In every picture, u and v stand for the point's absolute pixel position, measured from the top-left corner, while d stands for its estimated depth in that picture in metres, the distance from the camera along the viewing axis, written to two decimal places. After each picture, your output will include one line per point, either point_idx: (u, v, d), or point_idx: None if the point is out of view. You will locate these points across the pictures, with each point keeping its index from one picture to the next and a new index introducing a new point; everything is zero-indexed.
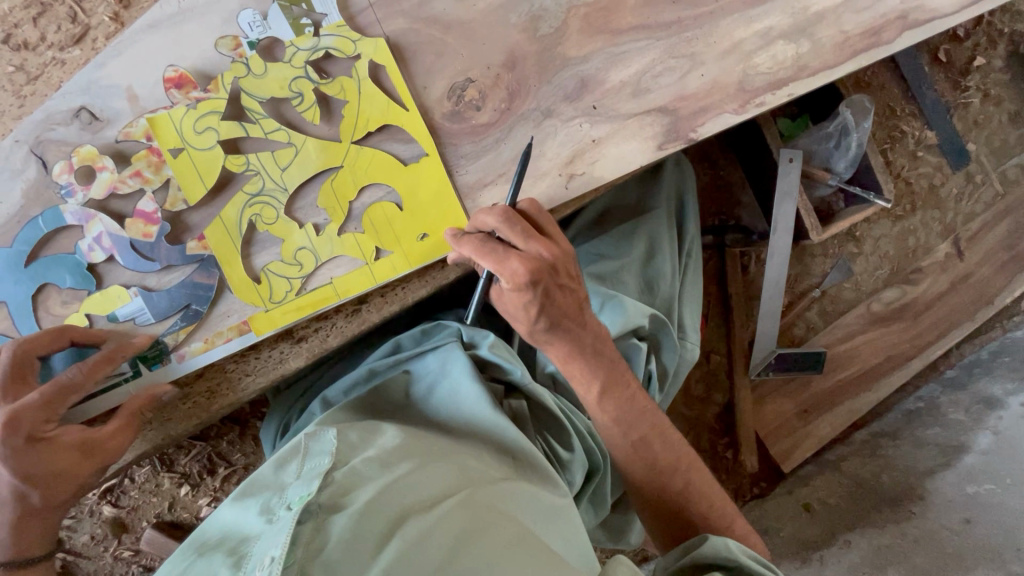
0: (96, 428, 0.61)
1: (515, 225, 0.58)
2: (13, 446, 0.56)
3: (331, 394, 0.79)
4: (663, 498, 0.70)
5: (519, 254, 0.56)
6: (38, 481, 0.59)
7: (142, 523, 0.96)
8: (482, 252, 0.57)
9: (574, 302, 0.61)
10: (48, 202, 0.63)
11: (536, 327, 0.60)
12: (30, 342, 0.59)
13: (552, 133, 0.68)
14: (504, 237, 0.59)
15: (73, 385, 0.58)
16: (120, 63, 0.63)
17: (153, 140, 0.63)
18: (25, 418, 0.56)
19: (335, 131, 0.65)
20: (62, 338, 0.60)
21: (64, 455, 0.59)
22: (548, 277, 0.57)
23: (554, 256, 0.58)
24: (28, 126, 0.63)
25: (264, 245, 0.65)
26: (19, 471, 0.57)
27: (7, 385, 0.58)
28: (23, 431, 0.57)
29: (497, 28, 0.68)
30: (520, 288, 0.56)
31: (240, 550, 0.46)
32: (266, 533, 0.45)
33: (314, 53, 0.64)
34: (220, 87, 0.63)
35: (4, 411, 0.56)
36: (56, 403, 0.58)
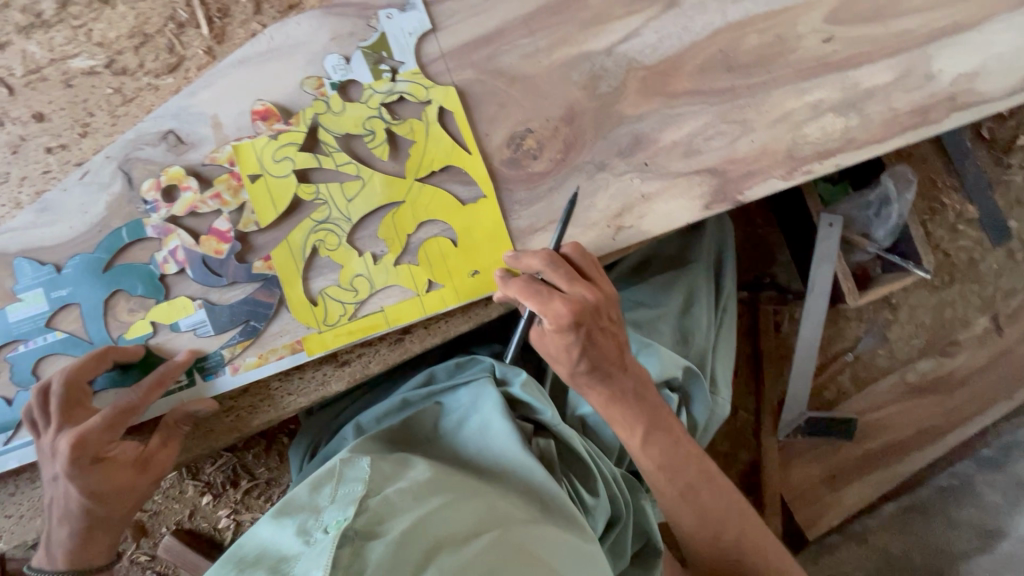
0: (150, 441, 0.65)
1: (559, 269, 0.62)
2: (80, 466, 0.60)
3: (364, 422, 0.80)
4: (719, 551, 0.69)
5: (562, 296, 0.61)
6: (103, 496, 0.62)
7: (162, 529, 0.98)
8: (526, 292, 0.61)
9: (614, 344, 0.65)
10: (131, 215, 0.67)
11: (577, 370, 0.64)
12: (78, 367, 0.62)
13: (604, 185, 0.71)
14: (548, 279, 0.63)
15: (136, 407, 0.62)
16: (210, 92, 0.68)
17: (235, 164, 0.67)
18: (90, 438, 0.60)
19: (400, 168, 0.69)
20: (105, 363, 0.63)
21: (124, 469, 0.63)
22: (590, 320, 0.62)
23: (596, 299, 0.63)
24: (121, 144, 0.68)
25: (323, 270, 0.68)
26: (86, 488, 0.61)
27: (66, 409, 0.61)
28: (90, 452, 0.60)
29: (560, 84, 0.72)
30: (561, 329, 0.61)
31: (279, 568, 0.47)
32: (308, 553, 0.47)
33: (389, 96, 0.69)
34: (301, 121, 0.68)
35: (71, 434, 0.59)
36: (120, 423, 0.61)
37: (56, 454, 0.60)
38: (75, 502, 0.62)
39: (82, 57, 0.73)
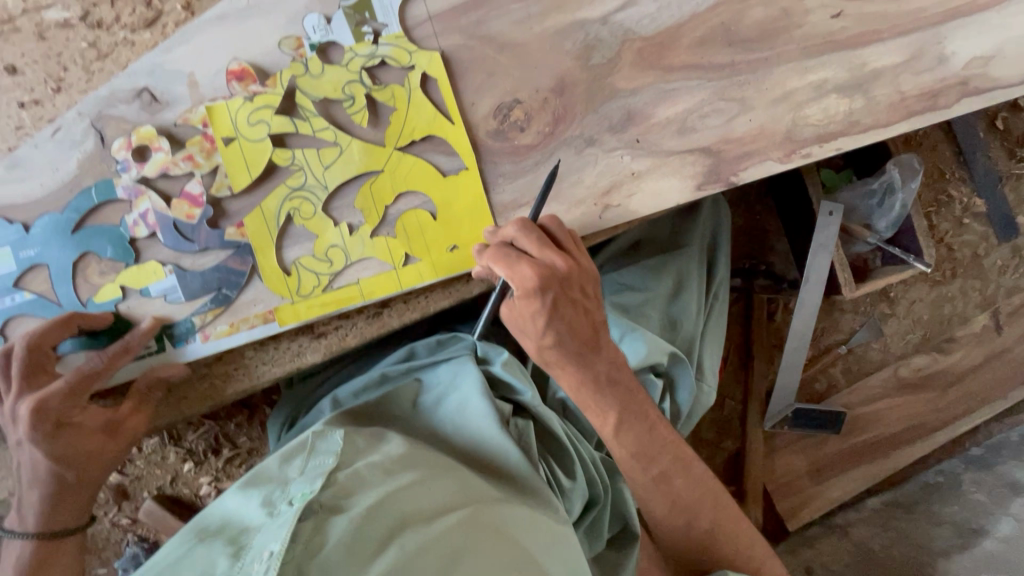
0: (118, 406, 0.65)
1: (533, 235, 0.59)
2: (43, 431, 0.60)
3: (342, 395, 0.79)
4: (690, 537, 0.69)
5: (532, 261, 0.58)
6: (71, 461, 0.63)
7: (144, 493, 0.98)
8: (497, 257, 0.58)
9: (587, 320, 0.61)
10: (102, 176, 0.65)
11: (545, 343, 0.60)
12: (40, 332, 0.61)
13: (592, 161, 0.69)
14: (521, 247, 0.60)
15: (98, 374, 0.62)
16: (186, 50, 0.66)
17: (208, 126, 0.65)
18: (52, 404, 0.60)
19: (380, 136, 0.66)
20: (69, 330, 0.62)
21: (89, 434, 0.63)
22: (559, 287, 0.59)
23: (568, 268, 0.59)
24: (93, 101, 0.65)
25: (298, 239, 0.66)
26: (52, 453, 0.62)
27: (28, 374, 0.61)
28: (52, 417, 0.60)
29: (551, 53, 0.69)
30: (527, 295, 0.58)
31: (239, 540, 0.47)
32: (269, 525, 0.47)
33: (370, 59, 0.66)
34: (278, 83, 0.65)
35: (33, 399, 0.60)
36: (82, 390, 0.61)
37: (18, 419, 0.60)
38: (41, 465, 0.62)
39: (56, 8, 0.70)
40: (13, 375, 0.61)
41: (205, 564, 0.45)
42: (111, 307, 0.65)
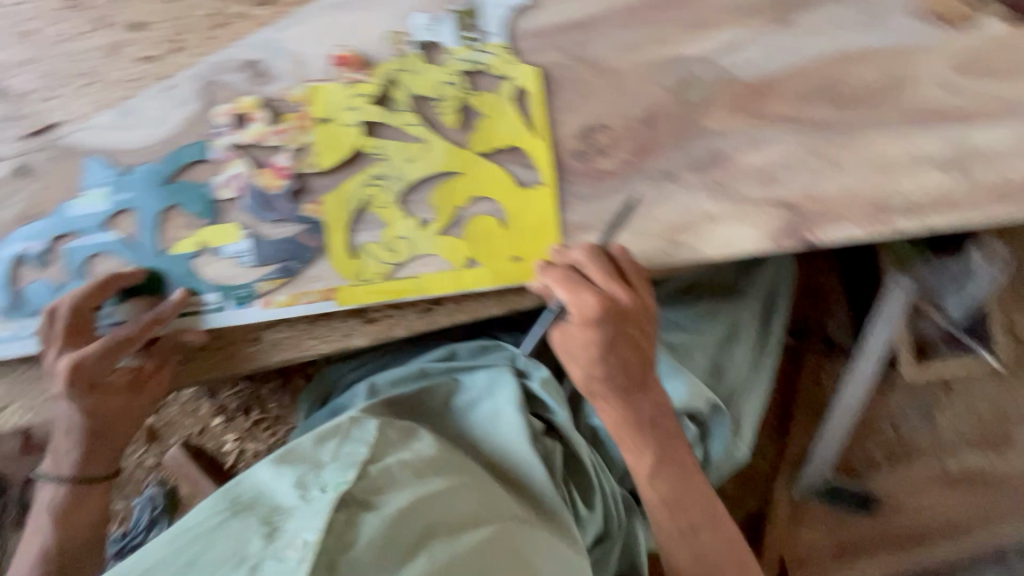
0: (143, 365, 0.67)
1: (600, 262, 0.59)
2: (78, 387, 0.64)
3: (378, 383, 0.81)
4: None
5: (597, 291, 0.58)
6: (102, 415, 0.66)
7: (172, 439, 1.04)
8: (561, 279, 0.59)
9: (639, 357, 0.61)
10: (201, 136, 0.68)
11: (594, 372, 0.60)
12: (82, 295, 0.64)
13: (669, 196, 0.68)
14: (586, 272, 0.60)
15: (128, 338, 0.64)
16: (298, 31, 0.69)
17: (306, 105, 0.67)
18: (88, 363, 0.63)
19: (466, 138, 0.68)
20: (107, 291, 0.65)
21: (118, 391, 0.67)
22: (617, 320, 0.58)
23: (630, 303, 0.59)
24: (206, 66, 0.70)
25: (368, 225, 0.68)
26: (86, 407, 0.65)
27: (69, 333, 0.65)
28: (86, 376, 0.64)
29: (646, 85, 0.69)
30: (586, 323, 0.58)
31: (273, 519, 0.49)
32: (303, 512, 0.48)
33: (470, 64, 0.68)
34: (378, 74, 0.67)
35: (70, 358, 0.63)
36: (112, 352, 0.64)
37: (55, 374, 0.64)
38: (75, 417, 0.66)
39: None
40: (54, 331, 0.65)
41: (238, 538, 0.47)
42: (185, 260, 0.68)
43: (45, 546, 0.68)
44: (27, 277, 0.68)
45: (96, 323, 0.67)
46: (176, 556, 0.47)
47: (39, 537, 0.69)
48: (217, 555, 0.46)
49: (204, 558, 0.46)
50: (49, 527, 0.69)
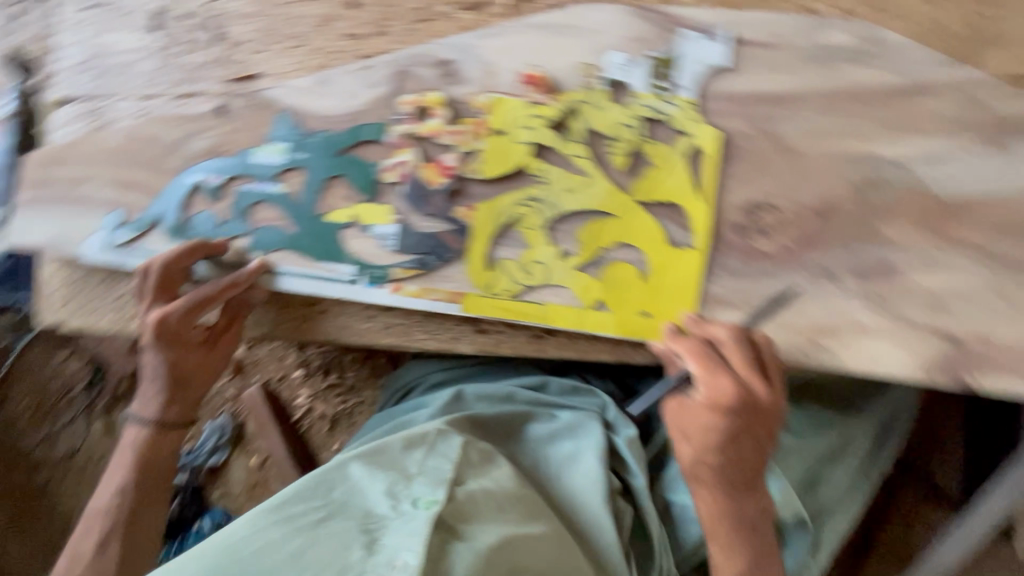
0: (216, 323, 0.75)
1: (743, 349, 0.58)
2: (164, 338, 0.72)
3: (467, 393, 0.80)
4: None
5: (734, 379, 0.57)
6: (184, 367, 0.75)
7: (256, 377, 1.10)
8: (698, 355, 0.59)
9: (756, 456, 0.59)
10: (382, 118, 0.72)
11: (706, 458, 0.59)
12: (172, 257, 0.71)
13: (822, 295, 0.64)
14: (725, 354, 0.59)
15: (207, 300, 0.71)
16: (498, 43, 0.72)
17: (486, 113, 0.69)
18: (172, 319, 0.71)
19: (629, 183, 0.67)
20: (194, 257, 0.72)
21: (195, 345, 0.75)
22: (747, 412, 0.57)
23: (764, 398, 0.58)
24: (405, 56, 0.74)
25: (510, 241, 0.68)
26: (170, 358, 0.74)
27: (159, 290, 0.72)
28: (170, 330, 0.72)
29: (828, 175, 0.66)
30: (714, 407, 0.57)
31: (370, 530, 0.50)
32: (402, 525, 0.50)
33: (654, 113, 0.67)
34: (562, 100, 0.68)
35: (158, 313, 0.71)
36: (195, 310, 0.71)
37: (146, 325, 0.72)
38: (158, 365, 0.74)
39: None
40: (147, 287, 0.72)
41: (340, 540, 0.49)
42: (335, 228, 0.71)
43: (124, 484, 0.76)
44: (200, 206, 0.75)
45: (179, 284, 0.74)
46: (279, 546, 0.49)
47: (123, 473, 0.76)
48: (321, 555, 0.47)
49: (308, 554, 0.48)
50: (132, 468, 0.76)
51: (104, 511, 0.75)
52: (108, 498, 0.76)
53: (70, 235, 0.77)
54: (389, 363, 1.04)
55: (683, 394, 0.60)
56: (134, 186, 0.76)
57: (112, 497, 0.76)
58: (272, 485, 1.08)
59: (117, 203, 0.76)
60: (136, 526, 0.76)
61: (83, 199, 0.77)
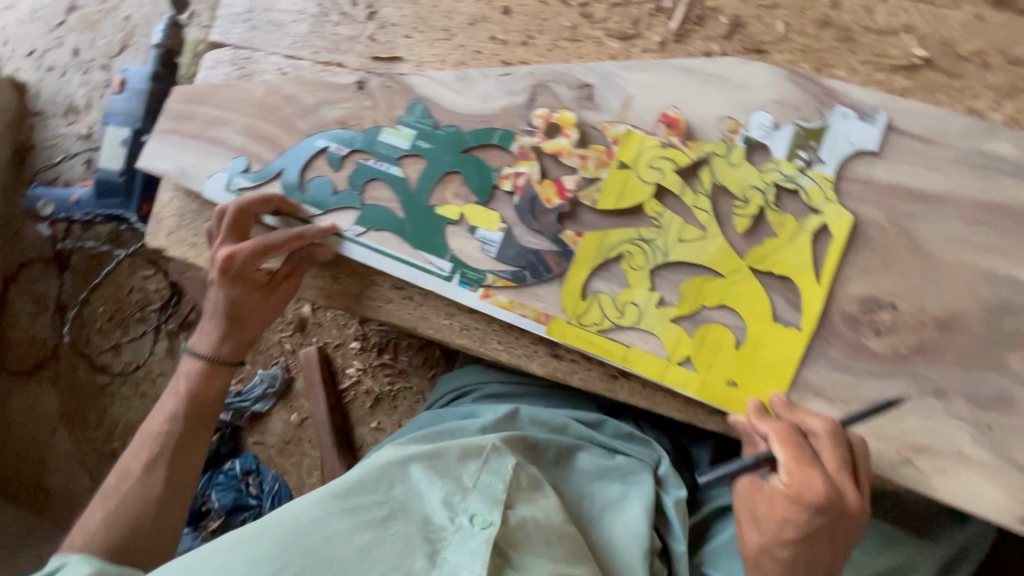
0: (278, 270, 0.77)
1: (838, 446, 0.56)
2: (230, 275, 0.74)
3: (523, 413, 0.77)
4: None
5: (823, 475, 0.54)
6: (242, 308, 0.76)
7: (314, 338, 1.13)
8: (787, 442, 0.56)
9: (830, 560, 0.56)
10: (510, 126, 0.73)
11: (775, 549, 0.56)
12: (248, 202, 0.74)
13: (926, 412, 0.60)
14: (817, 447, 0.56)
15: (275, 245, 0.73)
16: (642, 77, 0.71)
17: (615, 144, 0.69)
18: (239, 258, 0.73)
19: (744, 247, 0.65)
20: (268, 206, 0.75)
21: (255, 287, 0.76)
22: (832, 515, 0.54)
23: (853, 504, 0.54)
24: (547, 70, 0.74)
25: (610, 276, 0.68)
26: (230, 296, 0.75)
27: (232, 230, 0.75)
28: (236, 268, 0.74)
29: (963, 288, 0.61)
30: (796, 500, 0.55)
31: (432, 539, 0.55)
32: (461, 543, 0.54)
33: (787, 181, 0.65)
34: (695, 149, 0.67)
35: (227, 250, 0.73)
36: (263, 253, 0.73)
37: (215, 262, 0.74)
38: (220, 302, 0.76)
39: None
40: (221, 228, 0.76)
41: (405, 545, 0.54)
42: (442, 222, 0.73)
43: (176, 412, 0.75)
44: (318, 170, 0.78)
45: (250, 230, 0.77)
46: (348, 538, 0.54)
47: (176, 400, 0.76)
48: (388, 556, 0.53)
49: (375, 552, 0.53)
50: (184, 397, 0.76)
51: (156, 436, 0.74)
52: (159, 424, 0.75)
53: (195, 171, 0.81)
54: (442, 357, 1.06)
55: (760, 476, 0.58)
56: (262, 139, 0.80)
57: (164, 422, 0.75)
58: (303, 445, 1.12)
59: (243, 151, 0.80)
60: (182, 454, 0.74)
61: (214, 140, 0.81)
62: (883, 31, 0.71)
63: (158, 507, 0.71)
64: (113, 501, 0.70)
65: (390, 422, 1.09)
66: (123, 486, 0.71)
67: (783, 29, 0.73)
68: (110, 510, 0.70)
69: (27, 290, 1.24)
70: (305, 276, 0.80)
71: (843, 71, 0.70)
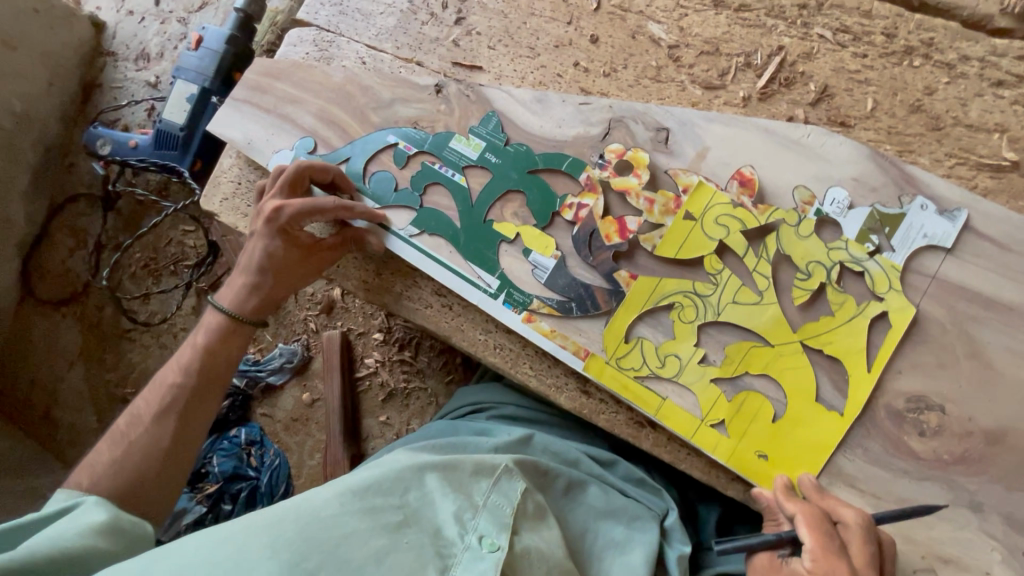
0: (323, 238, 0.76)
1: (868, 540, 0.54)
2: (273, 227, 0.73)
3: (538, 439, 0.74)
4: None
5: (850, 567, 0.52)
6: (275, 268, 0.75)
7: (338, 322, 1.13)
8: (814, 525, 0.55)
9: None
10: (580, 155, 0.72)
11: None
12: (309, 167, 0.74)
13: (956, 524, 0.59)
14: (846, 537, 0.55)
15: (320, 210, 0.71)
16: (723, 130, 0.69)
17: (685, 194, 0.68)
18: (286, 213, 0.72)
19: (798, 321, 0.64)
20: (324, 175, 0.75)
21: (295, 245, 0.75)
22: None
23: None
24: (627, 107, 0.72)
25: (657, 324, 0.67)
26: (266, 250, 0.74)
27: (286, 187, 0.74)
28: (280, 222, 0.72)
29: (1018, 404, 0.59)
30: None
31: (443, 552, 0.54)
32: (470, 563, 0.53)
33: (853, 263, 0.63)
34: (765, 214, 0.66)
35: (277, 203, 0.72)
36: (306, 215, 0.71)
37: (261, 214, 0.74)
38: (256, 255, 0.75)
39: (661, 25, 0.79)
40: (276, 183, 0.75)
41: (419, 556, 0.53)
42: (497, 239, 0.72)
43: (190, 364, 0.74)
44: (382, 165, 0.78)
45: (303, 193, 0.77)
46: (365, 540, 0.53)
47: (192, 352, 0.75)
48: (401, 563, 0.52)
49: (389, 558, 0.52)
50: (201, 349, 0.75)
51: (168, 386, 0.73)
52: (173, 375, 0.74)
53: (261, 144, 0.82)
54: (462, 366, 1.06)
55: (780, 556, 0.57)
56: (332, 123, 0.80)
57: (179, 375, 0.74)
58: (310, 425, 1.13)
59: (312, 132, 0.80)
60: (192, 408, 0.73)
61: (285, 117, 0.82)
62: (974, 127, 0.69)
63: (163, 460, 0.70)
64: (120, 446, 0.69)
65: (399, 419, 1.08)
66: (132, 433, 0.71)
67: (872, 106, 0.72)
68: (117, 455, 0.69)
69: (69, 223, 1.26)
70: (349, 264, 0.80)
71: (925, 160, 0.70)
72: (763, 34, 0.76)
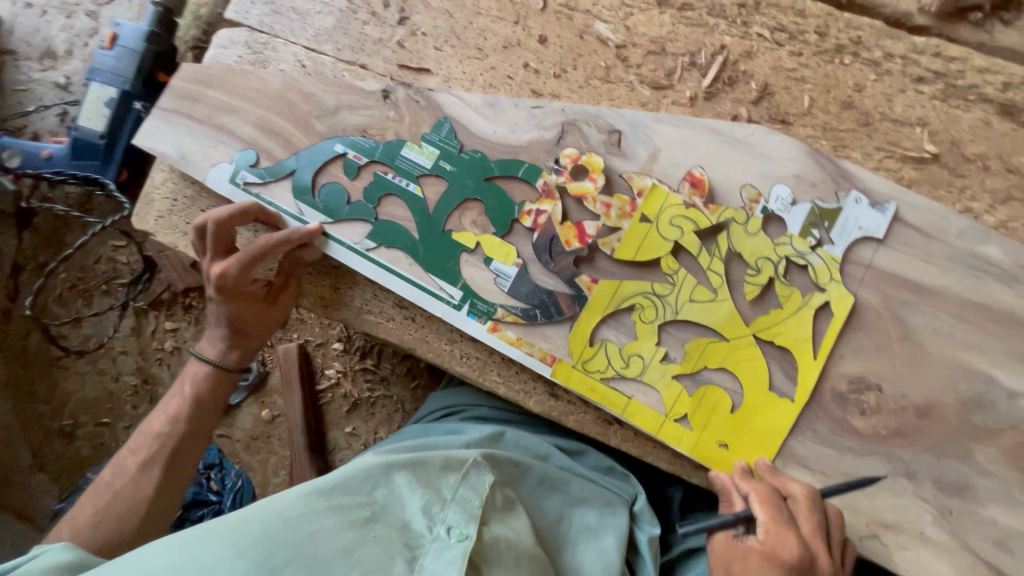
0: (271, 281, 0.75)
1: (815, 512, 0.59)
2: (223, 288, 0.72)
3: (507, 435, 0.75)
4: None
5: (795, 536, 0.58)
6: (241, 321, 0.75)
7: (295, 334, 1.09)
8: (766, 500, 0.60)
9: None
10: (536, 161, 0.72)
11: None
12: (227, 219, 0.71)
13: (893, 492, 0.65)
14: (795, 510, 0.60)
15: (262, 255, 0.70)
16: (673, 131, 0.71)
17: (640, 196, 0.69)
18: (230, 275, 0.70)
19: (751, 315, 0.67)
20: (247, 219, 0.72)
21: (255, 300, 0.74)
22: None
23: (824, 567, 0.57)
24: (579, 110, 0.72)
25: (619, 326, 0.69)
26: (229, 312, 0.74)
27: (217, 247, 0.72)
28: (227, 284, 0.71)
29: (943, 379, 0.65)
30: (769, 557, 0.57)
31: (410, 545, 0.53)
32: (438, 553, 0.52)
33: (798, 257, 0.67)
34: (715, 213, 0.68)
35: (217, 268, 0.71)
36: (250, 265, 0.70)
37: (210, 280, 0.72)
38: (223, 315, 0.74)
39: (607, 25, 0.79)
40: (207, 246, 0.73)
41: (387, 549, 0.52)
42: (458, 249, 0.72)
43: (179, 413, 0.72)
44: (331, 177, 0.75)
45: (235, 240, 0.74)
46: (333, 535, 0.52)
47: (180, 403, 0.73)
48: (369, 557, 0.51)
49: (357, 552, 0.51)
50: (190, 399, 0.73)
51: (155, 435, 0.71)
52: (161, 423, 0.72)
53: (197, 158, 0.77)
54: (427, 369, 1.04)
55: (736, 535, 0.61)
56: (273, 134, 0.76)
57: (166, 424, 0.72)
58: (272, 443, 1.10)
59: (252, 143, 0.76)
60: (178, 457, 0.71)
61: (221, 128, 0.77)
62: (900, 121, 0.74)
63: (147, 508, 0.68)
64: (105, 498, 0.67)
65: (366, 428, 1.07)
66: (117, 482, 0.68)
67: (808, 103, 0.75)
68: (102, 505, 0.67)
69: None
70: (303, 283, 0.78)
71: (857, 154, 0.74)
72: (706, 33, 0.78)
